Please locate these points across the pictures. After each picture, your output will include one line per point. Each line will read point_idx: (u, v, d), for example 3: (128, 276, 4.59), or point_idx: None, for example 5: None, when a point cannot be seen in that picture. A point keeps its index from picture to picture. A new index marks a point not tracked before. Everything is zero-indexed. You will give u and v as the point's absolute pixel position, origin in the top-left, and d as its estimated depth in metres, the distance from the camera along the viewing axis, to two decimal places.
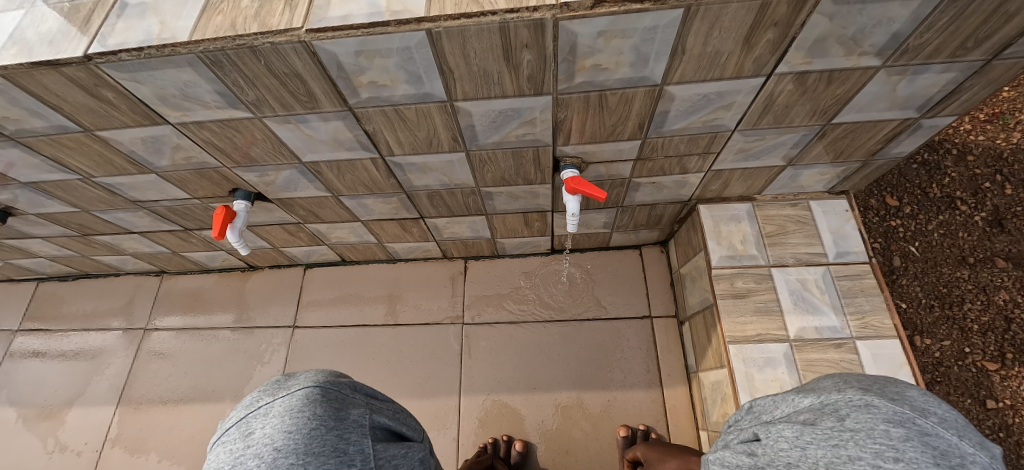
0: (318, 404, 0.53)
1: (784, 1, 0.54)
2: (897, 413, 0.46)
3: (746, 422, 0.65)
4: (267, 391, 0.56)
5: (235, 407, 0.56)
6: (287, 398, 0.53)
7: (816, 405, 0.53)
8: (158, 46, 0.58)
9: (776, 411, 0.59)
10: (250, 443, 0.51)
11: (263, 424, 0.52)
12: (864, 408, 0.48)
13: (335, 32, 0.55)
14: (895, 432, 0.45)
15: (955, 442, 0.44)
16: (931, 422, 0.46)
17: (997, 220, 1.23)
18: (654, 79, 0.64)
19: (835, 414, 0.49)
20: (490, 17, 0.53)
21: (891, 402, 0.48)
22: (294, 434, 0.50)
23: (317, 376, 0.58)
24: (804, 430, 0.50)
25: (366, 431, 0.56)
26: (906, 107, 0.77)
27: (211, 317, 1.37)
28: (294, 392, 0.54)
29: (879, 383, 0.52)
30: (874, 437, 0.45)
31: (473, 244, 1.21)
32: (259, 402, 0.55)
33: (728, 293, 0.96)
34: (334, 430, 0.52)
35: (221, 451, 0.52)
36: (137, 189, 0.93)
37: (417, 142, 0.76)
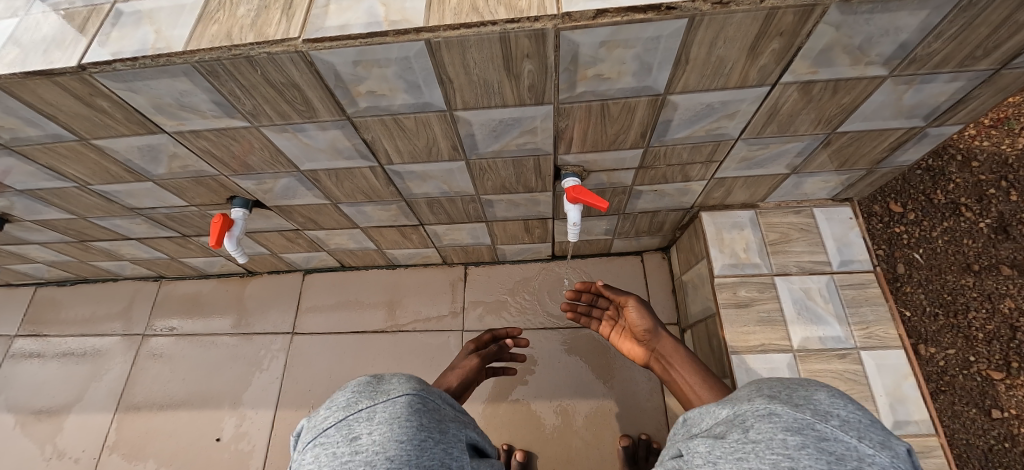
0: (420, 414, 0.57)
1: (790, 11, 0.53)
2: (796, 421, 0.49)
3: (679, 436, 0.63)
4: (365, 395, 0.59)
5: (330, 408, 0.59)
6: (392, 404, 0.57)
7: (730, 416, 0.55)
8: (153, 56, 0.57)
9: (701, 424, 0.59)
10: (359, 447, 0.53)
11: (369, 430, 0.54)
12: (767, 417, 0.51)
13: (332, 42, 0.54)
14: (791, 441, 0.47)
15: (854, 445, 0.46)
16: (831, 426, 0.48)
17: (1002, 227, 1.22)
18: (657, 88, 0.63)
19: (742, 426, 0.52)
20: (489, 27, 0.52)
21: (792, 409, 0.51)
22: (406, 442, 0.53)
23: (410, 384, 0.62)
24: (715, 445, 0.52)
25: (462, 444, 0.59)
26: (912, 116, 0.76)
27: (209, 322, 1.36)
28: (397, 400, 0.58)
29: (791, 389, 0.55)
30: (772, 448, 0.47)
31: (473, 250, 1.20)
32: (359, 405, 0.57)
33: (731, 302, 0.95)
34: (439, 442, 0.56)
35: (323, 452, 0.54)
36: (134, 196, 0.92)
37: (417, 150, 0.75)
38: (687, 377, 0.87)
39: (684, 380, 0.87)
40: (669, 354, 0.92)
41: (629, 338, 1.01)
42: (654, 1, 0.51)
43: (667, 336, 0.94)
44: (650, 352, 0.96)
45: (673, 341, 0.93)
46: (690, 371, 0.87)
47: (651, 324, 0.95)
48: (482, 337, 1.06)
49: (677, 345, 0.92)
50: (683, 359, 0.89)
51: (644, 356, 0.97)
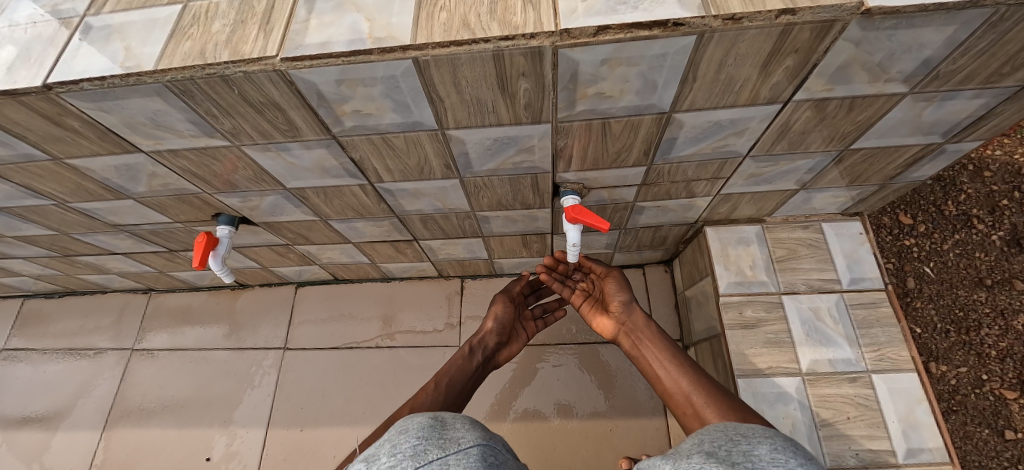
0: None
1: (807, 26, 0.49)
2: None
3: None
4: (432, 444, 0.51)
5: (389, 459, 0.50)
6: (464, 455, 0.49)
7: None
8: (122, 75, 0.53)
9: None
10: None
11: None
12: None
13: (313, 61, 0.50)
14: None
15: None
16: None
17: (1015, 239, 1.19)
18: (662, 107, 0.59)
19: None
20: (482, 45, 0.48)
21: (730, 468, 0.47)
22: None
23: (477, 432, 0.54)
24: None
25: None
26: (930, 132, 0.72)
27: (200, 337, 1.32)
28: (469, 451, 0.50)
29: (731, 443, 0.52)
30: None
31: (470, 264, 1.16)
32: (426, 456, 0.49)
33: (737, 323, 0.92)
34: None
35: None
36: (115, 213, 0.89)
37: (408, 169, 0.71)
38: (657, 354, 0.81)
39: (654, 358, 0.81)
40: (641, 329, 0.85)
41: (597, 310, 0.93)
42: (660, 18, 0.47)
43: (640, 311, 0.87)
44: (618, 325, 0.88)
45: (645, 317, 0.86)
46: (662, 347, 0.81)
47: (629, 297, 0.88)
48: (511, 287, 1.01)
49: (649, 320, 0.85)
50: (654, 335, 0.83)
51: (612, 332, 0.90)
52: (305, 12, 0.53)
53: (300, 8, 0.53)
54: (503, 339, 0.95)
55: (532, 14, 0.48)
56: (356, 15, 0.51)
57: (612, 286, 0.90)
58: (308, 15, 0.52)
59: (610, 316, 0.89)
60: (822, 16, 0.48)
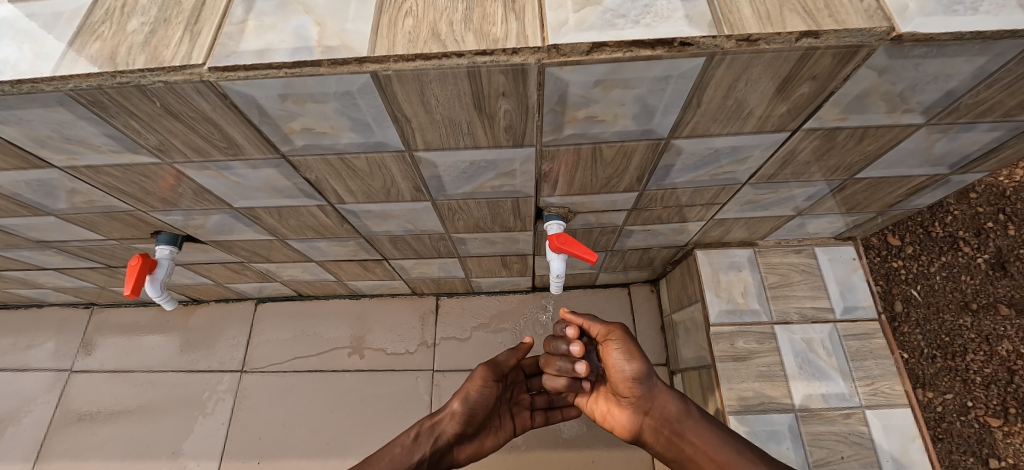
0: None
1: (829, 52, 0.43)
2: None
3: None
4: None
5: None
6: None
7: None
8: (11, 82, 0.44)
9: None
10: None
11: None
12: None
13: (249, 72, 0.42)
14: None
15: None
16: None
17: (999, 262, 1.17)
18: (660, 132, 0.53)
19: None
20: (454, 60, 0.40)
21: None
22: None
23: None
24: None
25: None
26: (938, 163, 0.67)
27: (148, 357, 1.21)
28: None
29: None
30: None
31: (446, 282, 1.08)
32: None
33: (729, 355, 0.86)
34: None
35: None
36: (36, 229, 0.77)
37: (372, 191, 0.63)
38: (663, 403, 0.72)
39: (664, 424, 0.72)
40: (660, 408, 0.72)
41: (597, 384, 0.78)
42: (664, 35, 0.40)
43: (663, 386, 0.73)
44: (640, 409, 0.74)
45: (673, 395, 0.72)
46: (673, 404, 0.71)
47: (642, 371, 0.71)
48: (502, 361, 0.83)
49: (682, 402, 0.72)
50: (688, 426, 0.70)
51: (621, 413, 0.76)
52: (242, 11, 0.44)
53: (236, 6, 0.44)
54: (466, 430, 0.79)
55: (515, 25, 0.41)
56: (305, 17, 0.43)
57: (615, 357, 0.72)
58: (245, 14, 0.43)
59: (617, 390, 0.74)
60: (847, 41, 0.42)
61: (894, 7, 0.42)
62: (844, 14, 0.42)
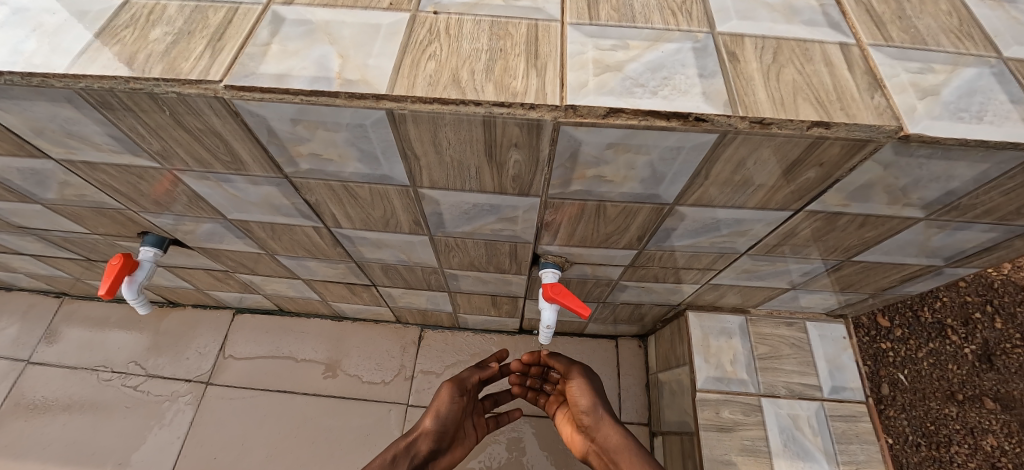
0: None
1: (838, 143, 0.44)
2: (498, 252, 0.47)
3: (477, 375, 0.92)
4: None
5: None
6: None
7: None
8: (22, 74, 0.43)
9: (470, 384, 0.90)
10: None
11: None
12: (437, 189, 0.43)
13: (264, 94, 0.41)
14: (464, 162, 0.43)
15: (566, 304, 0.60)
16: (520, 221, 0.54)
17: (986, 355, 1.17)
18: (665, 199, 0.53)
19: None
20: (472, 108, 0.41)
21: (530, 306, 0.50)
22: None
23: None
24: None
25: None
26: (933, 256, 0.68)
27: (112, 357, 1.15)
28: None
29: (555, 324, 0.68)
30: None
31: (432, 314, 1.06)
32: None
33: (713, 424, 0.85)
34: None
35: None
36: (20, 215, 0.76)
37: (371, 219, 0.62)
38: None
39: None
40: (614, 447, 0.81)
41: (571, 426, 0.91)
42: (681, 109, 0.41)
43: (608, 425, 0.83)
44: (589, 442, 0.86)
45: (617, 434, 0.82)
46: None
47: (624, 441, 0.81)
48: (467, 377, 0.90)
49: (625, 437, 0.81)
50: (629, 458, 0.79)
51: (585, 448, 0.88)
52: (267, 34, 0.44)
53: (262, 28, 0.45)
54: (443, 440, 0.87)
55: (536, 82, 0.41)
56: (328, 48, 0.43)
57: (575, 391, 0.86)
58: (270, 37, 0.44)
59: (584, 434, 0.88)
60: (857, 134, 0.43)
61: (904, 107, 0.44)
62: (855, 109, 0.43)
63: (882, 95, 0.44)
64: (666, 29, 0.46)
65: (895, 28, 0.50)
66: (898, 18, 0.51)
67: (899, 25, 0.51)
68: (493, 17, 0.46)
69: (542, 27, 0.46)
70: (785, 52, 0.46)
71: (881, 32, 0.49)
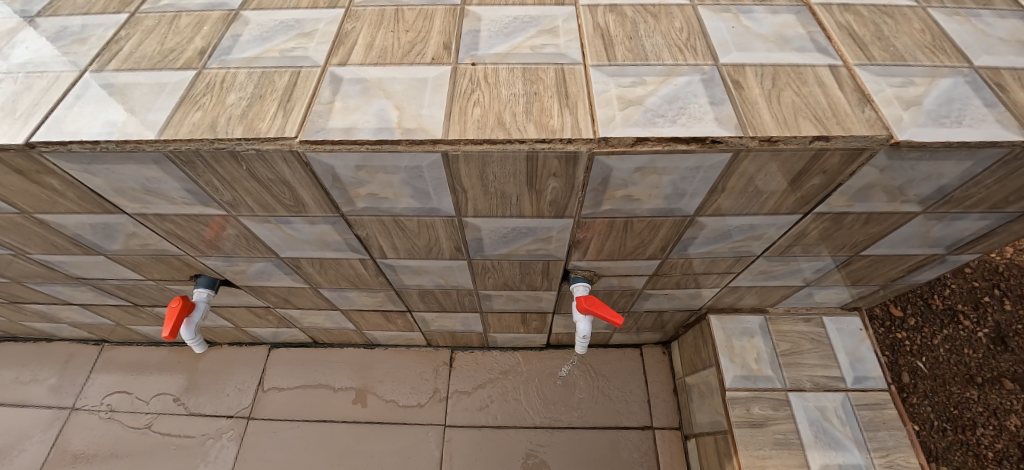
0: None
1: (838, 153, 0.50)
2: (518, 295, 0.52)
3: None
4: None
5: None
6: None
7: None
8: (120, 142, 0.50)
9: None
10: None
11: None
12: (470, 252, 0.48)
13: (334, 146, 0.47)
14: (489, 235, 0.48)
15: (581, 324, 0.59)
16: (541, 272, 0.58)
17: (1000, 337, 1.20)
18: (687, 211, 0.59)
19: None
20: (517, 145, 0.47)
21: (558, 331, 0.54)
22: None
23: None
24: None
25: None
26: (935, 245, 0.73)
27: (155, 399, 1.19)
28: None
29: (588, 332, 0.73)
30: None
31: (462, 336, 1.11)
32: None
33: (744, 421, 0.88)
34: None
35: None
36: (81, 267, 0.81)
37: (415, 248, 0.67)
38: None
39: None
40: None
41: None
42: (699, 133, 0.47)
43: None
44: None
45: None
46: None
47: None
48: None
49: None
50: None
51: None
52: (330, 94, 0.51)
53: (325, 89, 0.51)
54: None
55: (570, 119, 0.48)
56: (385, 102, 0.50)
57: None
58: (333, 97, 0.51)
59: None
60: (853, 144, 0.49)
61: (891, 118, 0.50)
62: (850, 122, 0.49)
63: (871, 108, 0.50)
64: (675, 65, 0.53)
65: (876, 48, 0.57)
66: (878, 39, 0.58)
67: (879, 45, 0.57)
68: (524, 65, 0.53)
69: (568, 71, 0.52)
70: (782, 77, 0.52)
71: (864, 52, 0.56)
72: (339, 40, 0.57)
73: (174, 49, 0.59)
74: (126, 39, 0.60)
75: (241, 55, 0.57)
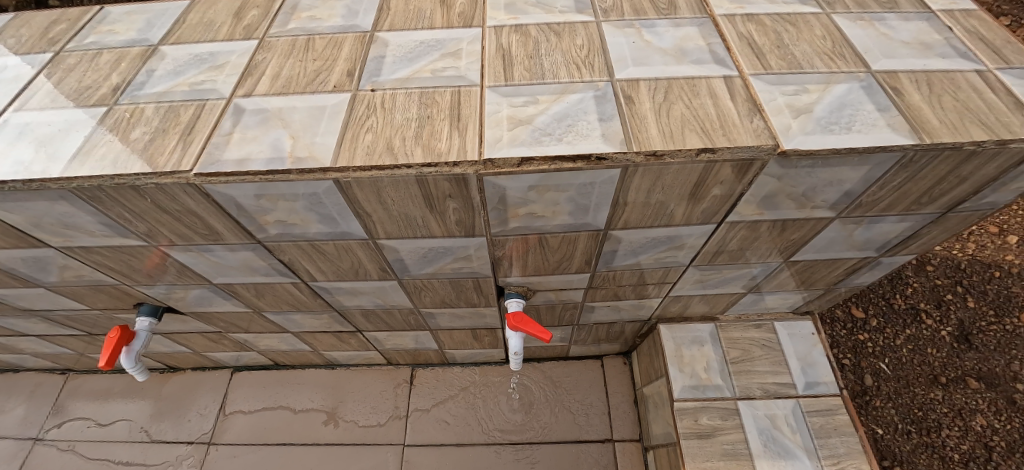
0: None
1: (729, 164, 0.50)
2: None
3: None
4: None
5: None
6: None
7: None
8: (24, 180, 0.51)
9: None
10: None
11: None
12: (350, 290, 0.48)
13: (228, 177, 0.48)
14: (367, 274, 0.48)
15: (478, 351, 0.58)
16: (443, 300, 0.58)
17: (963, 335, 1.19)
18: (597, 225, 0.59)
19: None
20: (404, 170, 0.47)
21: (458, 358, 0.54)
22: None
23: None
24: None
25: None
26: (864, 248, 0.73)
27: (119, 427, 1.19)
28: None
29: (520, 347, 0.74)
30: None
31: (420, 353, 1.11)
32: None
33: (693, 432, 0.88)
34: None
35: None
36: (25, 299, 0.82)
37: (341, 270, 0.68)
38: None
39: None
40: None
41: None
42: (583, 151, 0.47)
43: None
44: None
45: None
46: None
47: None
48: None
49: None
50: None
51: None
52: (230, 125, 0.52)
53: (225, 120, 0.52)
54: None
55: (458, 141, 0.48)
56: (281, 131, 0.51)
57: None
58: (232, 127, 0.52)
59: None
60: (741, 155, 0.49)
61: (780, 127, 0.50)
62: (736, 133, 0.49)
63: (760, 118, 0.51)
64: (571, 82, 0.54)
65: (775, 57, 0.57)
66: (777, 48, 0.58)
67: (778, 54, 0.58)
68: (423, 89, 0.54)
69: (464, 92, 0.53)
70: (675, 90, 0.53)
71: (761, 62, 0.57)
72: (248, 70, 0.58)
73: (90, 85, 0.59)
74: (47, 78, 0.61)
75: (152, 90, 0.57)
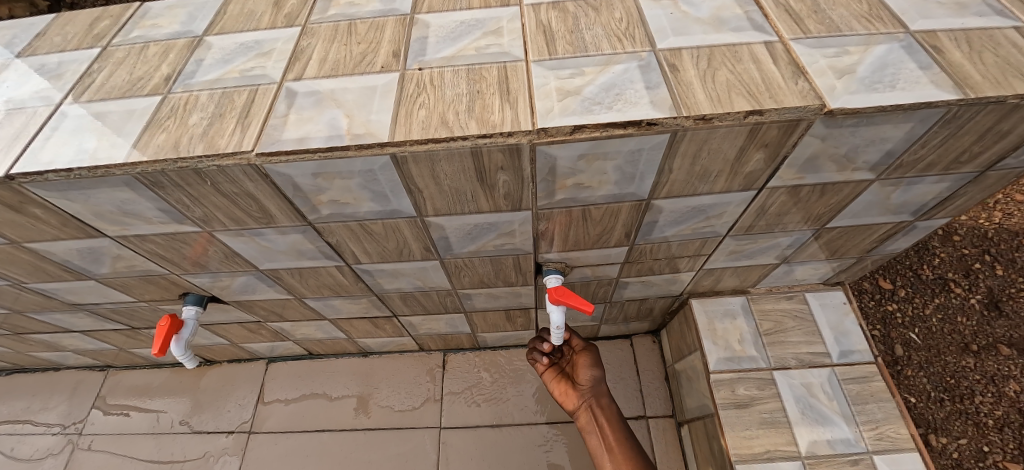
0: None
1: (774, 125, 0.51)
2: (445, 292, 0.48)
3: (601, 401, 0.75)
4: None
5: None
6: None
7: None
8: (90, 167, 0.52)
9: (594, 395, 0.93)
10: None
11: None
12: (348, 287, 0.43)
13: (289, 156, 0.50)
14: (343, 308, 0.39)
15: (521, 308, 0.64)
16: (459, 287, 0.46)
17: (993, 302, 1.19)
18: (641, 195, 0.60)
19: None
20: (460, 142, 0.49)
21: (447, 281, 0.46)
22: None
23: None
24: None
25: None
26: (900, 212, 0.74)
27: (160, 419, 1.22)
28: None
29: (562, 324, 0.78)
30: None
31: (452, 338, 1.12)
32: None
33: (731, 402, 0.89)
34: None
35: None
36: (75, 293, 0.84)
37: (386, 251, 0.70)
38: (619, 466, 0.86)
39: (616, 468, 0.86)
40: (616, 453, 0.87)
41: (565, 382, 0.95)
42: (633, 118, 0.48)
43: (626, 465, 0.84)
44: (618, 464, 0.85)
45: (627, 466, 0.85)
46: None
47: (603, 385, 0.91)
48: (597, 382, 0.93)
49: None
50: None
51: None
52: (284, 107, 0.53)
53: (279, 103, 0.54)
54: None
55: (510, 113, 0.49)
56: (336, 111, 0.52)
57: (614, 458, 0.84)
58: (287, 109, 0.53)
59: (579, 391, 0.92)
60: (788, 116, 0.50)
61: (824, 87, 0.51)
62: (782, 95, 0.50)
63: (805, 80, 0.51)
64: (614, 54, 0.55)
65: (813, 21, 0.58)
66: (814, 13, 0.59)
67: (815, 18, 0.58)
68: (468, 65, 0.55)
69: (510, 67, 0.54)
70: (718, 56, 0.54)
71: (800, 27, 0.57)
72: (294, 56, 0.59)
73: (142, 77, 0.61)
74: (98, 72, 0.63)
75: (204, 78, 0.59)
